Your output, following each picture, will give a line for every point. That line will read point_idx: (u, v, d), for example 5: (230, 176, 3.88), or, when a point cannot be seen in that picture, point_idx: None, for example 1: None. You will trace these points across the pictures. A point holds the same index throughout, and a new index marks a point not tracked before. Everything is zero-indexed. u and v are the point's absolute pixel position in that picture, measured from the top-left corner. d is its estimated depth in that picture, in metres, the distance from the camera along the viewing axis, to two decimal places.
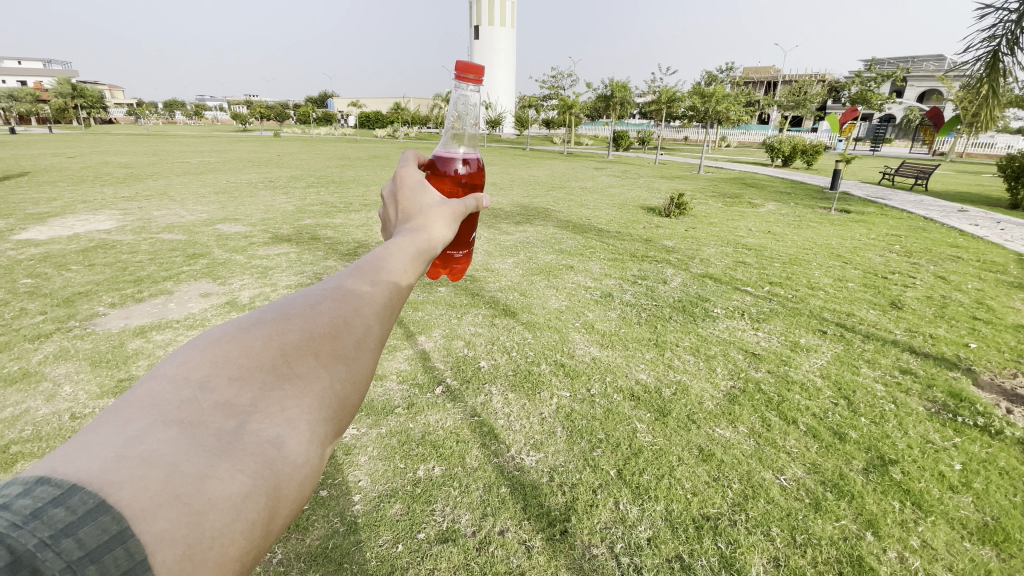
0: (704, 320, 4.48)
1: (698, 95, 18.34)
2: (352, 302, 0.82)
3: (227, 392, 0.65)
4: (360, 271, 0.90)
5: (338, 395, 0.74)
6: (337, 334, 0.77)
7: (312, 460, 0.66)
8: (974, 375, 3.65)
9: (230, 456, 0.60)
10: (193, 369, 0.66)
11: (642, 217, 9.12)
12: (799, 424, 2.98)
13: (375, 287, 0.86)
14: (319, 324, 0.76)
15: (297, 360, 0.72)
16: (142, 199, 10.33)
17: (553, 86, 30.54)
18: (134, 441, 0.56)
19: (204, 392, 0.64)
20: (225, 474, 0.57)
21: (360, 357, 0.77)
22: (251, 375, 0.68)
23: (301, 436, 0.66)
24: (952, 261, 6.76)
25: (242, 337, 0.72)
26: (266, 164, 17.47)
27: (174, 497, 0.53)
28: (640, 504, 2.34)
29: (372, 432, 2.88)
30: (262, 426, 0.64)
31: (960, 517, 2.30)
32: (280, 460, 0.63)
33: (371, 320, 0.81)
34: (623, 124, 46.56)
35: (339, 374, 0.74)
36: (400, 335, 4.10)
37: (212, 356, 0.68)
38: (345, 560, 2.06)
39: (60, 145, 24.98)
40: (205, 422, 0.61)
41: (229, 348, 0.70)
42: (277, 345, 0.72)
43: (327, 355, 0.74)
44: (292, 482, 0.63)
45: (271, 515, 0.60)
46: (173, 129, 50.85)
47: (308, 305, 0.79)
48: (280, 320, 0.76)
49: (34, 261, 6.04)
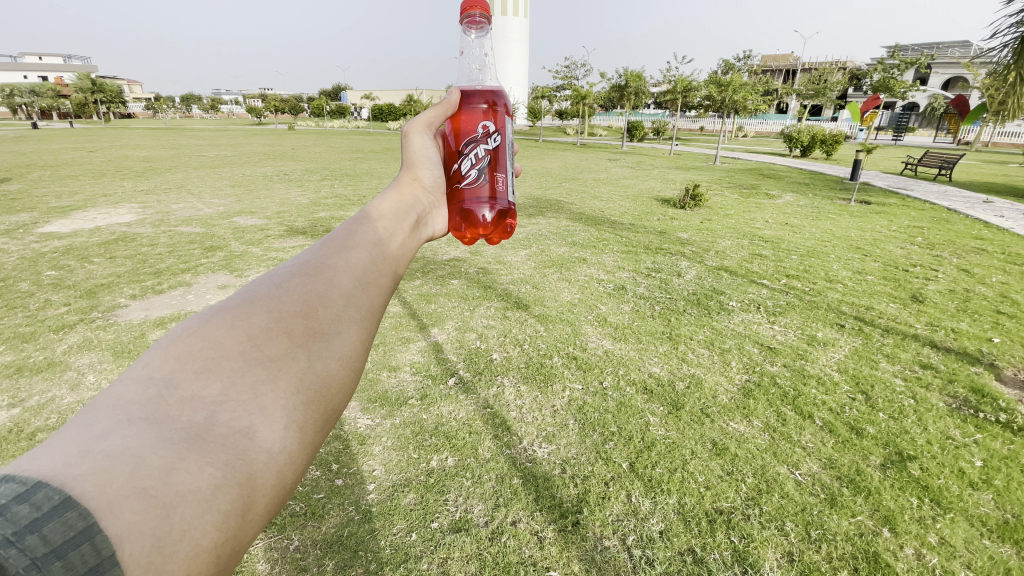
0: (719, 313, 4.44)
1: (715, 84, 17.96)
2: (325, 275, 0.85)
3: (194, 385, 0.67)
4: (332, 244, 0.93)
5: (319, 374, 0.76)
6: (311, 311, 0.80)
7: (286, 447, 0.69)
8: (996, 371, 3.57)
9: (200, 448, 0.61)
10: (157, 369, 0.67)
11: (656, 209, 9.04)
12: (815, 419, 2.94)
13: (351, 254, 0.91)
14: (290, 305, 0.79)
15: (268, 342, 0.74)
16: (160, 192, 10.48)
17: (566, 75, 30.23)
18: (99, 438, 0.58)
19: (171, 387, 0.66)
20: (194, 467, 0.59)
21: (338, 332, 0.81)
22: (221, 364, 0.70)
23: (274, 424, 0.68)
24: (976, 253, 6.60)
25: (205, 331, 0.73)
26: (280, 157, 17.64)
27: (141, 491, 0.54)
28: (653, 498, 2.34)
29: (387, 422, 2.92)
30: (233, 416, 0.65)
31: (980, 514, 2.26)
32: (253, 449, 0.65)
33: (350, 287, 0.86)
34: (638, 114, 45.98)
35: (316, 352, 0.77)
36: (414, 327, 4.12)
37: (177, 352, 0.70)
38: (360, 548, 2.09)
39: (81, 141, 25.35)
40: (174, 414, 0.63)
41: (194, 341, 0.71)
42: (243, 330, 0.74)
43: (301, 334, 0.77)
44: (268, 471, 0.66)
45: (246, 504, 0.62)
46: (190, 122, 51.45)
47: (277, 287, 0.82)
48: (246, 306, 0.78)
49: (57, 253, 6.19)
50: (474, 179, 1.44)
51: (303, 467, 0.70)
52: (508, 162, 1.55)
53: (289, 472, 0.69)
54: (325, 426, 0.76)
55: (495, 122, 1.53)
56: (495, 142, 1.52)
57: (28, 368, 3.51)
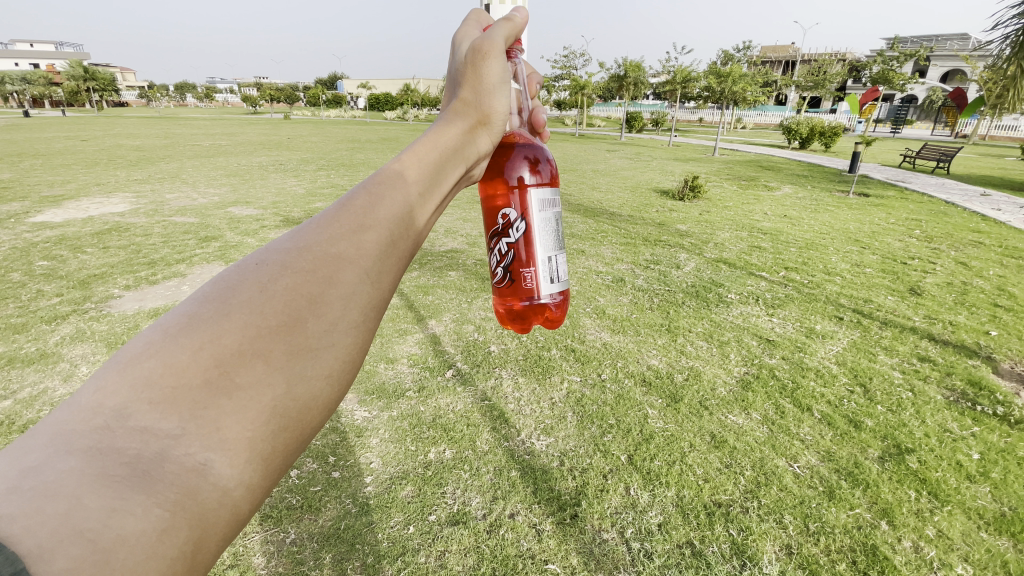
0: (718, 305, 4.43)
1: (714, 74, 17.73)
2: (327, 267, 0.69)
3: (148, 416, 0.57)
4: (345, 213, 0.74)
5: (300, 398, 0.65)
6: (299, 320, 0.65)
7: (244, 480, 0.60)
8: (994, 364, 3.58)
9: (146, 487, 0.53)
10: (107, 393, 0.58)
11: (655, 201, 8.99)
12: (814, 412, 2.93)
13: (367, 231, 0.73)
14: (272, 314, 0.64)
15: (239, 369, 0.61)
16: (152, 182, 10.33)
17: (564, 66, 29.89)
18: (32, 473, 0.52)
19: (121, 418, 0.56)
20: (138, 509, 0.52)
21: (330, 343, 0.68)
22: (178, 396, 0.58)
23: (234, 459, 0.59)
24: (973, 246, 6.60)
25: (164, 349, 0.60)
26: (275, 147, 17.47)
27: (76, 536, 0.49)
28: (651, 490, 2.33)
29: (383, 414, 2.90)
30: (187, 451, 0.56)
31: (977, 507, 2.27)
32: (205, 488, 0.57)
33: (355, 284, 0.71)
34: (637, 105, 45.82)
35: (299, 372, 0.65)
36: (411, 319, 4.10)
37: (134, 375, 0.59)
38: (356, 541, 2.08)
39: (72, 129, 25.12)
40: (120, 448, 0.55)
41: (153, 363, 0.59)
42: (211, 353, 0.60)
43: (282, 354, 0.63)
44: (222, 508, 0.59)
45: (197, 544, 0.56)
46: (184, 111, 50.89)
47: (262, 284, 0.66)
48: (220, 317, 0.63)
49: (50, 243, 6.11)
50: (503, 279, 1.40)
51: (264, 495, 0.63)
52: (540, 251, 1.41)
53: (248, 503, 0.62)
54: (297, 447, 0.67)
55: (529, 207, 1.38)
56: (522, 231, 1.38)
57: (20, 359, 3.46)
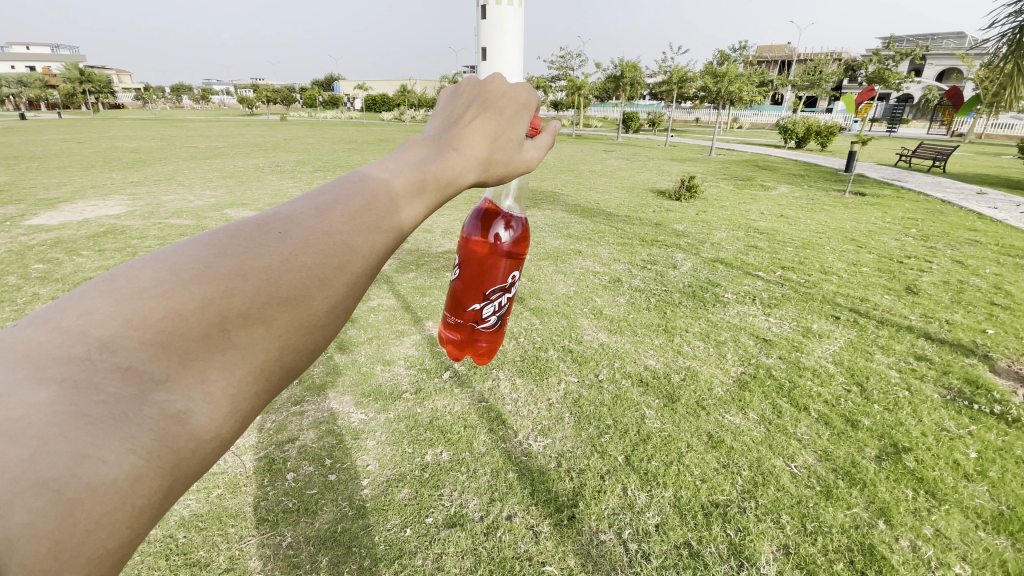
0: (715, 305, 4.43)
1: (710, 74, 17.75)
2: (341, 254, 0.65)
3: (134, 356, 0.53)
4: (363, 215, 0.70)
5: (285, 363, 0.64)
6: (305, 294, 0.62)
7: (220, 435, 0.58)
8: (990, 362, 3.59)
9: (122, 431, 0.50)
10: (95, 322, 0.53)
11: (652, 201, 9.00)
12: (811, 411, 2.93)
13: (380, 233, 0.70)
14: (283, 283, 0.61)
15: (239, 328, 0.58)
16: (149, 185, 10.30)
17: (561, 66, 29.91)
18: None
19: (106, 352, 0.52)
20: (111, 455, 0.48)
21: (327, 320, 0.66)
22: (170, 342, 0.54)
23: (214, 412, 0.56)
24: (970, 244, 6.62)
25: (168, 295, 0.55)
26: (272, 148, 17.44)
27: (40, 484, 0.44)
28: (649, 491, 2.33)
29: (380, 417, 2.89)
30: (170, 398, 0.53)
31: (974, 506, 2.27)
32: (182, 437, 0.54)
33: (362, 274, 0.68)
34: (633, 104, 46.00)
35: (293, 342, 0.63)
36: (408, 320, 4.09)
37: (127, 309, 0.54)
38: (354, 544, 2.06)
39: (68, 130, 25.02)
40: (99, 384, 0.51)
41: (154, 302, 0.55)
42: (216, 308, 0.56)
43: (285, 323, 0.61)
44: (194, 459, 0.56)
45: (164, 494, 0.54)
46: (181, 112, 50.97)
47: (280, 252, 0.62)
48: (230, 277, 0.58)
49: (45, 246, 6.09)
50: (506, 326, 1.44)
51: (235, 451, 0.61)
52: None
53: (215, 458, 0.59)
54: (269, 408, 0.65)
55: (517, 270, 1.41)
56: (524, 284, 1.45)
57: None
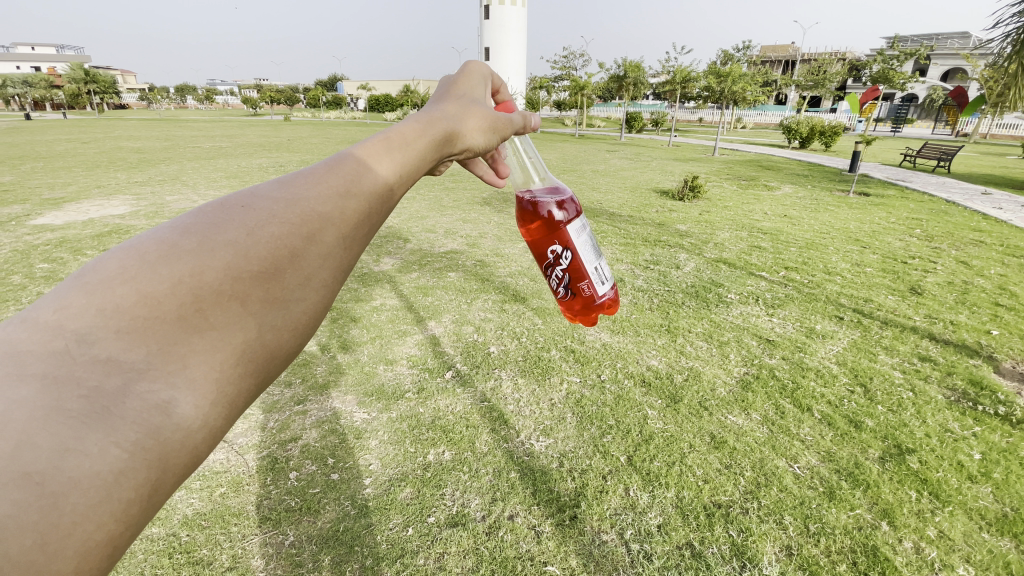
0: (717, 306, 4.42)
1: (713, 74, 17.71)
2: (309, 224, 0.69)
3: (113, 345, 0.53)
4: (330, 175, 0.75)
5: (266, 344, 0.65)
6: (277, 269, 0.65)
7: (209, 423, 0.58)
8: (995, 363, 3.57)
9: (104, 424, 0.50)
10: (70, 316, 0.54)
11: (655, 201, 8.99)
12: (814, 412, 2.93)
13: (350, 198, 0.74)
14: (253, 258, 0.63)
15: (215, 308, 0.59)
16: (153, 185, 10.34)
17: (564, 66, 29.87)
18: None
19: (83, 344, 0.52)
20: (93, 449, 0.49)
21: (302, 296, 0.68)
22: (148, 328, 0.55)
23: (198, 399, 0.57)
24: (975, 245, 6.58)
25: (139, 278, 0.57)
26: (276, 148, 17.48)
27: (23, 478, 0.44)
28: (651, 491, 2.33)
29: (382, 416, 2.90)
30: (152, 387, 0.53)
31: (978, 508, 2.26)
32: (169, 427, 0.54)
33: (334, 245, 0.71)
34: (636, 104, 45.90)
35: (270, 320, 0.64)
36: (411, 320, 4.10)
37: (101, 301, 0.55)
38: (356, 543, 2.07)
39: (75, 130, 25.26)
40: (78, 378, 0.51)
41: (126, 288, 0.56)
42: (189, 289, 0.58)
43: (259, 300, 0.63)
44: (182, 450, 0.56)
45: (153, 486, 0.54)
46: (185, 112, 51.09)
47: (248, 228, 0.65)
48: (200, 254, 0.61)
49: (50, 245, 6.12)
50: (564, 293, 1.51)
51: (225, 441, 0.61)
52: (589, 262, 1.48)
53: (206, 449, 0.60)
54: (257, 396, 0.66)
55: (541, 243, 1.49)
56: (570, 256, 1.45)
57: None
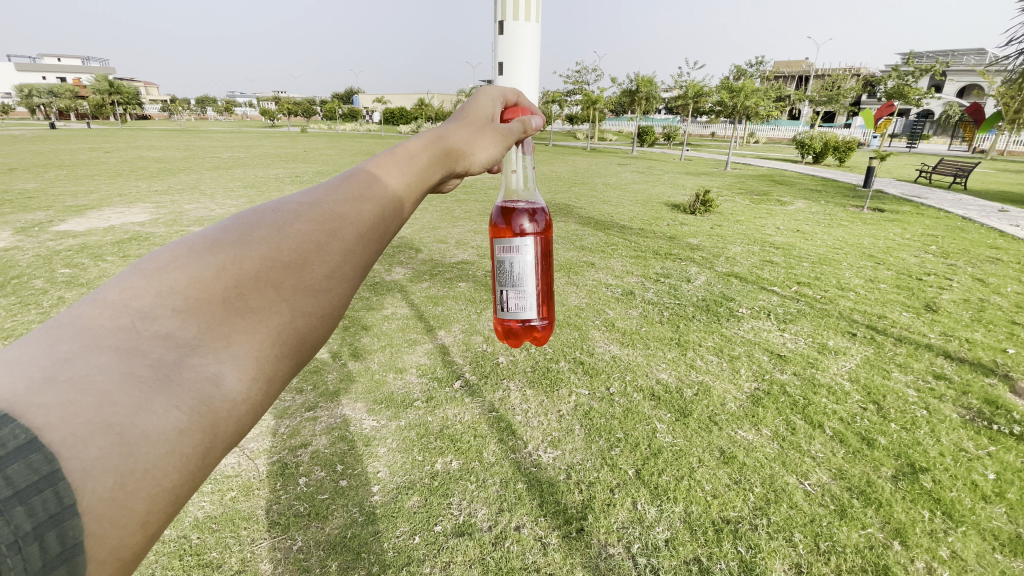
0: (728, 320, 4.39)
1: (726, 89, 17.72)
2: (331, 221, 0.73)
3: (169, 323, 0.58)
4: (346, 183, 0.81)
5: (300, 329, 0.68)
6: (305, 261, 0.69)
7: (250, 398, 0.62)
8: (1012, 383, 3.50)
9: (167, 389, 0.54)
10: (133, 296, 0.59)
11: (666, 214, 8.99)
12: (826, 429, 2.89)
13: (365, 202, 0.79)
14: (284, 249, 0.68)
15: (253, 292, 0.64)
16: (172, 193, 10.57)
17: (577, 81, 30.08)
18: (65, 364, 0.51)
19: (145, 321, 0.58)
20: (159, 409, 0.53)
21: (329, 286, 0.71)
22: (199, 308, 0.60)
23: (243, 373, 0.61)
24: (991, 263, 6.48)
25: (189, 266, 0.63)
26: (292, 159, 17.79)
27: (105, 428, 0.49)
28: (659, 506, 2.31)
29: (392, 424, 2.92)
30: (203, 360, 0.58)
31: (993, 528, 2.22)
32: (218, 398, 0.58)
33: (353, 241, 0.74)
34: (648, 118, 45.98)
35: (302, 306, 0.68)
36: (421, 329, 4.13)
37: (159, 284, 0.61)
38: (362, 550, 2.08)
39: (100, 142, 26.05)
40: (143, 349, 0.55)
41: (176, 274, 0.62)
42: (230, 273, 0.63)
43: (291, 287, 0.66)
44: (230, 420, 0.60)
45: (206, 450, 0.58)
46: (206, 123, 52.24)
47: (277, 224, 0.71)
48: (238, 246, 0.66)
49: (72, 251, 6.28)
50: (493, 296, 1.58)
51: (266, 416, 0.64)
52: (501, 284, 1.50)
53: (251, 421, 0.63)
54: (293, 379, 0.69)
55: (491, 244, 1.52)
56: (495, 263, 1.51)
57: None
